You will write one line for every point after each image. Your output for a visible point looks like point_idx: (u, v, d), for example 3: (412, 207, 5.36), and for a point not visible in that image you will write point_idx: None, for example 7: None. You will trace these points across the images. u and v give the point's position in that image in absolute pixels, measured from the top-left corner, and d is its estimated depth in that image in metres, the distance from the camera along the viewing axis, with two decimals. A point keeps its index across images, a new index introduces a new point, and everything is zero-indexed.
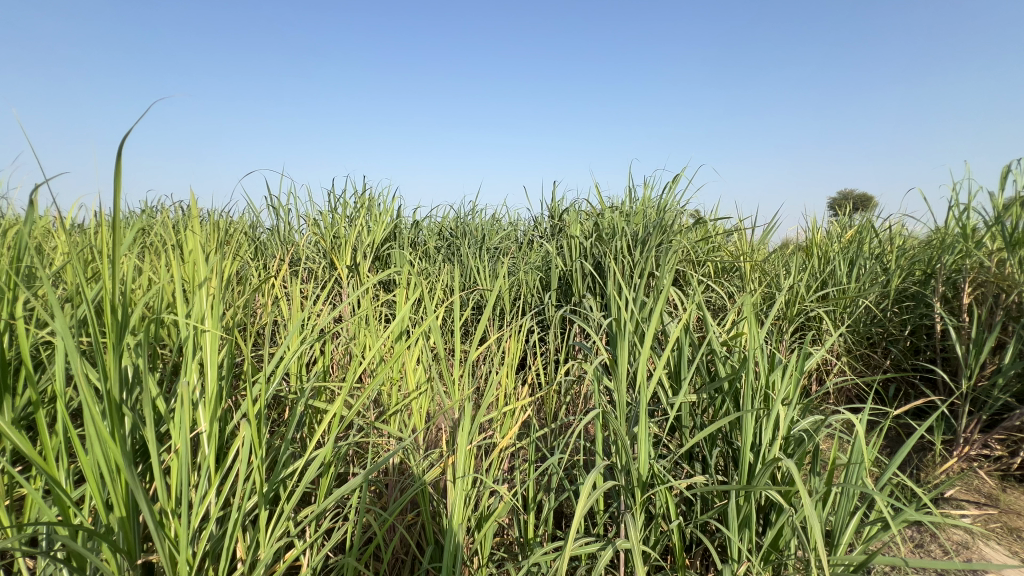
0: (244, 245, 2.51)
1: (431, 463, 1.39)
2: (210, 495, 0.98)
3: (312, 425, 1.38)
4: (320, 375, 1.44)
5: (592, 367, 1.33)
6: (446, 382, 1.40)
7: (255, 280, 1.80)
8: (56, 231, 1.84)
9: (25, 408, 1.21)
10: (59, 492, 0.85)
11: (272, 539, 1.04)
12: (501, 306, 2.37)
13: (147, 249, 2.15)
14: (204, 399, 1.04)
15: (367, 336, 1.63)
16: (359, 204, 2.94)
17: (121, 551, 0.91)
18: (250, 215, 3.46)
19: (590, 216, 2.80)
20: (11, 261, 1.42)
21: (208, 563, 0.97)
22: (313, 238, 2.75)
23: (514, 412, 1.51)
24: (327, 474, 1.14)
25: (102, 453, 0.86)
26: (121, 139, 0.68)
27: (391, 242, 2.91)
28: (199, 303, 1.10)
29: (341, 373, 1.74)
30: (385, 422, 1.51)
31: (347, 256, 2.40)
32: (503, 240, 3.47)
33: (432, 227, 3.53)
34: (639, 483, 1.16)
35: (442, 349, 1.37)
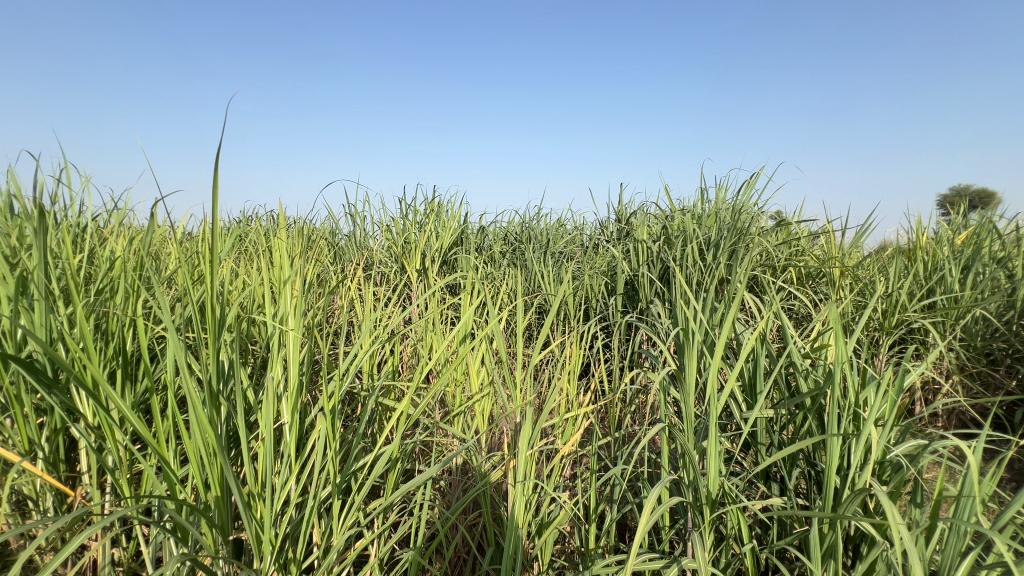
0: (324, 250, 2.70)
1: (493, 466, 1.41)
2: (290, 481, 1.06)
3: (382, 421, 1.45)
4: (390, 374, 1.51)
5: (658, 377, 1.27)
6: (509, 386, 1.41)
7: (333, 282, 1.93)
8: (171, 239, 2.09)
9: (143, 394, 1.39)
10: (167, 470, 0.96)
11: (344, 527, 1.10)
12: (565, 311, 2.35)
13: (243, 254, 2.38)
14: (287, 392, 1.12)
15: (434, 338, 1.69)
16: (429, 210, 3.06)
17: (217, 526, 1.01)
18: (331, 222, 3.73)
19: (658, 219, 2.71)
20: (135, 265, 1.63)
21: (287, 545, 1.05)
22: (386, 244, 2.91)
23: (577, 419, 1.49)
24: (395, 469, 1.19)
25: (202, 437, 0.96)
26: (218, 153, 0.76)
27: (458, 246, 3.00)
28: (285, 303, 1.20)
29: (409, 373, 1.82)
30: (450, 422, 1.55)
31: (417, 260, 2.50)
32: (568, 244, 3.45)
33: (497, 232, 3.59)
34: (707, 501, 1.09)
35: (505, 352, 1.38)
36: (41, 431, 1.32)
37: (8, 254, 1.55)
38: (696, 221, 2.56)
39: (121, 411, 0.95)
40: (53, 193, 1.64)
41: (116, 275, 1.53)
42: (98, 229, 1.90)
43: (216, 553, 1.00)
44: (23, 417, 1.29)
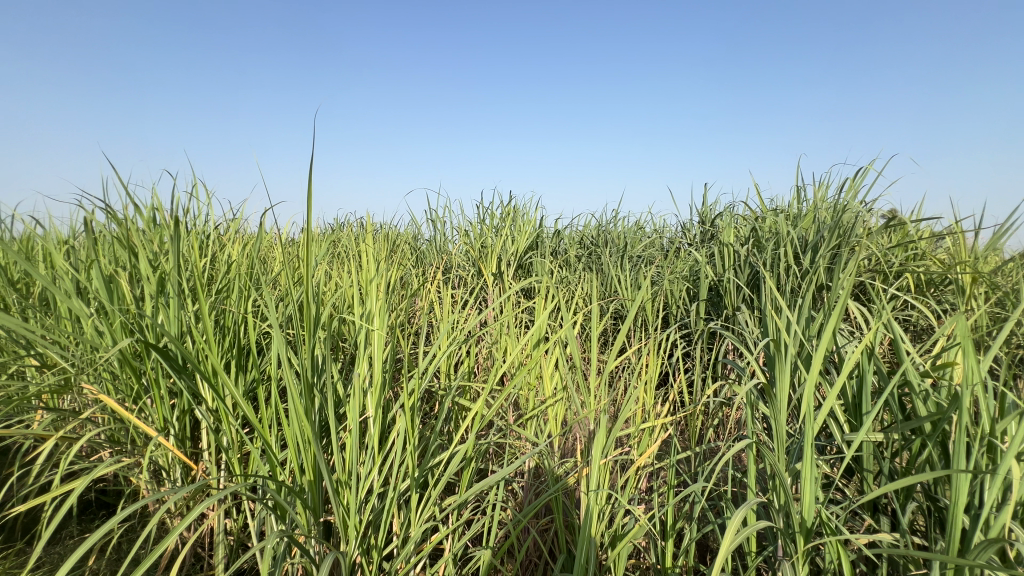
0: (407, 254, 2.85)
1: (566, 472, 1.39)
2: (374, 472, 1.12)
3: (457, 421, 1.50)
4: (466, 374, 1.56)
5: (745, 390, 1.18)
6: (583, 393, 1.38)
7: (415, 284, 2.02)
8: (277, 244, 2.32)
9: (252, 383, 1.55)
10: (270, 453, 1.07)
11: (421, 520, 1.15)
12: (643, 317, 2.27)
13: (336, 258, 2.59)
14: (372, 388, 1.20)
15: (508, 341, 1.71)
16: (505, 215, 3.12)
17: (309, 507, 1.10)
18: (414, 228, 3.93)
19: (747, 220, 2.52)
20: (248, 268, 1.84)
21: (370, 532, 1.11)
22: (464, 248, 3.00)
23: (654, 430, 1.42)
24: (469, 467, 1.22)
25: (299, 426, 1.06)
26: (314, 167, 0.83)
27: (533, 250, 3.02)
28: (371, 304, 1.28)
29: (484, 374, 1.86)
30: (523, 426, 1.56)
31: (493, 264, 2.55)
32: (647, 248, 3.33)
33: (573, 236, 3.56)
34: (801, 530, 1.00)
35: (579, 358, 1.35)
36: (172, 411, 1.53)
37: (151, 259, 1.81)
38: (792, 222, 2.35)
39: (234, 398, 1.08)
40: (185, 205, 1.90)
41: (232, 277, 1.73)
42: (219, 236, 2.16)
43: (309, 532, 1.09)
44: (159, 398, 1.50)
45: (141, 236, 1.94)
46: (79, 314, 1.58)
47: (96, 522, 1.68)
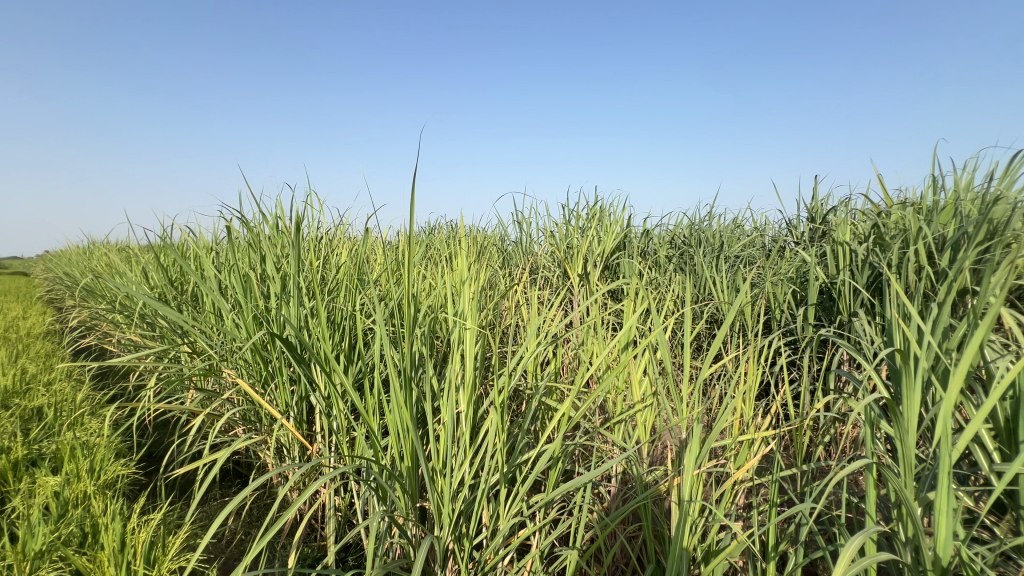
0: (495, 255, 2.93)
1: (655, 480, 1.35)
2: (465, 464, 1.18)
3: (544, 420, 1.51)
4: (553, 375, 1.57)
5: (865, 406, 1.06)
6: (674, 400, 1.32)
7: (503, 285, 2.08)
8: (378, 246, 2.52)
9: (357, 374, 1.70)
10: (374, 438, 1.18)
11: (509, 514, 1.18)
12: (741, 322, 2.12)
13: (429, 259, 2.73)
14: (464, 384, 1.25)
15: (595, 343, 1.69)
16: (591, 215, 3.08)
17: (408, 492, 1.18)
18: (500, 229, 4.03)
19: (868, 215, 2.24)
20: (354, 269, 2.02)
21: (462, 521, 1.17)
22: (550, 249, 3.02)
23: (754, 443, 1.33)
24: (557, 466, 1.22)
25: (399, 415, 1.15)
26: (414, 176, 0.89)
27: (621, 250, 2.95)
28: (463, 304, 1.34)
29: (570, 375, 1.86)
30: (610, 429, 1.53)
31: (579, 265, 2.52)
32: (746, 247, 3.10)
33: (663, 235, 3.41)
34: (934, 568, 0.88)
35: (671, 363, 1.29)
36: (292, 396, 1.73)
37: (275, 261, 2.06)
38: (926, 216, 2.04)
39: (344, 387, 1.20)
40: (302, 214, 2.13)
41: (341, 278, 1.91)
42: (330, 240, 2.39)
43: (407, 515, 1.18)
44: (282, 385, 1.70)
45: (268, 242, 2.21)
46: (221, 309, 1.85)
47: (233, 488, 1.96)
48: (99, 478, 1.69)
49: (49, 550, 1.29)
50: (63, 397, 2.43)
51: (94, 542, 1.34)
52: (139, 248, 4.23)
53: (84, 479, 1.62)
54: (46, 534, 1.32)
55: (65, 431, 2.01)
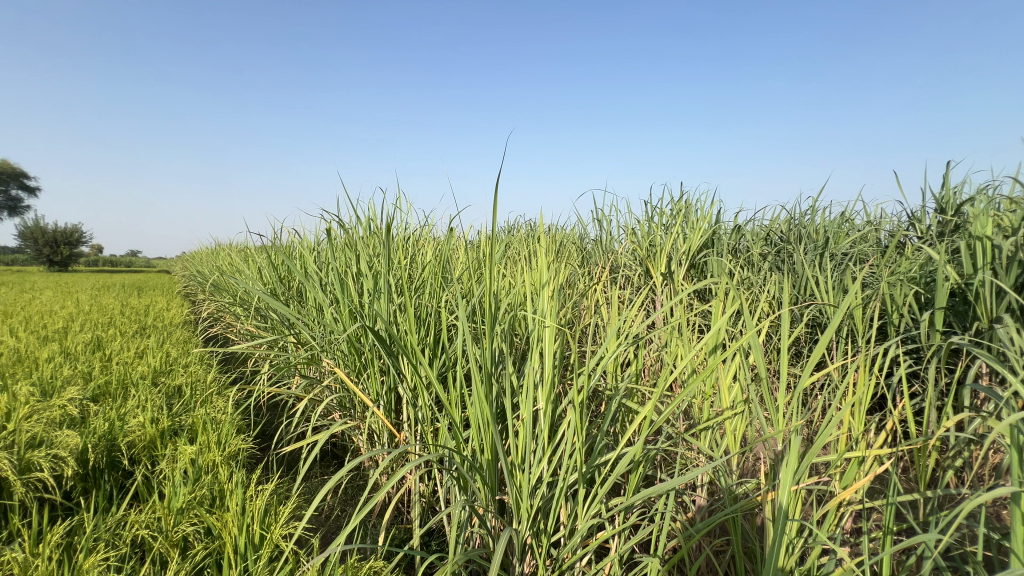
0: (574, 254, 2.91)
1: (746, 493, 1.26)
2: (544, 461, 1.19)
3: (623, 422, 1.48)
4: (634, 377, 1.52)
5: (1012, 426, 0.90)
6: (768, 409, 1.17)
7: (582, 284, 2.06)
8: (460, 246, 2.61)
9: (441, 368, 1.78)
10: (456, 429, 1.23)
11: (587, 515, 1.17)
12: (851, 326, 1.91)
13: (509, 258, 2.78)
14: (543, 382, 1.26)
15: (680, 346, 1.61)
16: (676, 211, 2.94)
17: (487, 484, 1.22)
18: (580, 228, 3.98)
19: (1017, 205, 1.90)
20: (438, 268, 2.11)
21: (540, 517, 1.19)
22: (631, 247, 2.93)
23: (864, 461, 1.19)
24: (637, 469, 1.18)
25: (479, 408, 1.19)
26: (495, 177, 0.91)
27: (708, 248, 2.78)
28: (542, 302, 1.34)
29: (652, 378, 1.80)
30: (696, 436, 1.46)
31: (663, 264, 2.42)
32: (857, 243, 2.78)
33: (757, 231, 3.16)
34: None
35: (764, 368, 1.14)
36: (383, 387, 1.85)
37: (368, 260, 2.21)
38: None
39: (430, 379, 1.26)
40: (391, 216, 2.26)
41: (427, 276, 2.00)
42: (416, 240, 2.52)
43: (486, 506, 1.21)
44: (374, 375, 1.83)
45: (362, 242, 2.37)
46: (322, 305, 2.03)
47: (331, 468, 2.15)
48: (225, 450, 1.93)
49: (187, 508, 1.50)
50: (196, 377, 2.81)
51: (221, 504, 1.54)
52: (255, 249, 4.77)
53: (213, 449, 1.86)
54: (185, 494, 1.54)
55: (199, 408, 2.32)
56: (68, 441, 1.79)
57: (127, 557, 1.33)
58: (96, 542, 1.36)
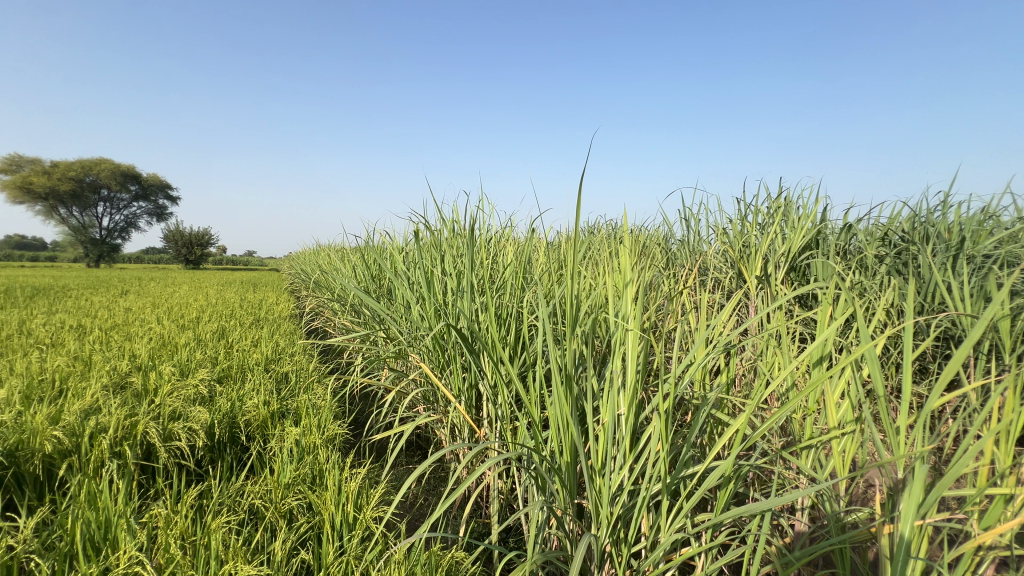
0: (659, 255, 2.79)
1: (856, 523, 1.13)
2: (624, 468, 1.15)
3: (711, 434, 1.39)
4: (725, 387, 1.43)
5: None
6: (887, 430, 1.01)
7: (667, 286, 1.97)
8: (540, 247, 2.61)
9: (521, 368, 1.80)
10: (536, 429, 1.23)
11: (671, 528, 1.12)
12: (996, 341, 1.63)
13: (589, 259, 2.74)
14: (625, 387, 1.22)
15: (779, 355, 1.48)
16: (774, 208, 2.71)
17: (566, 486, 1.21)
18: (665, 228, 3.82)
19: None
20: (519, 268, 2.13)
21: (620, 525, 1.16)
22: (721, 248, 2.75)
23: (1012, 499, 1.01)
24: (727, 485, 1.10)
25: (559, 409, 1.19)
26: (578, 179, 0.92)
27: (812, 249, 2.53)
28: (625, 304, 1.31)
29: (744, 389, 1.68)
30: (796, 456, 1.33)
31: (757, 267, 2.24)
32: (1004, 243, 2.36)
33: (872, 230, 2.81)
34: None
35: (881, 385, 0.99)
36: (465, 383, 1.91)
37: (453, 260, 2.30)
38: None
39: (511, 378, 1.29)
40: (475, 217, 2.33)
41: (509, 276, 2.03)
42: (498, 241, 2.57)
43: (565, 508, 1.21)
44: (457, 371, 1.90)
45: (447, 243, 2.47)
46: (410, 302, 2.14)
47: (415, 458, 2.26)
48: (324, 433, 2.11)
49: (293, 483, 1.67)
50: (301, 366, 3.10)
51: (321, 483, 1.69)
52: (352, 249, 5.16)
53: (315, 432, 2.04)
54: (291, 471, 1.71)
55: (303, 394, 2.56)
56: (199, 416, 2.07)
57: (244, 522, 1.50)
58: (221, 507, 1.55)
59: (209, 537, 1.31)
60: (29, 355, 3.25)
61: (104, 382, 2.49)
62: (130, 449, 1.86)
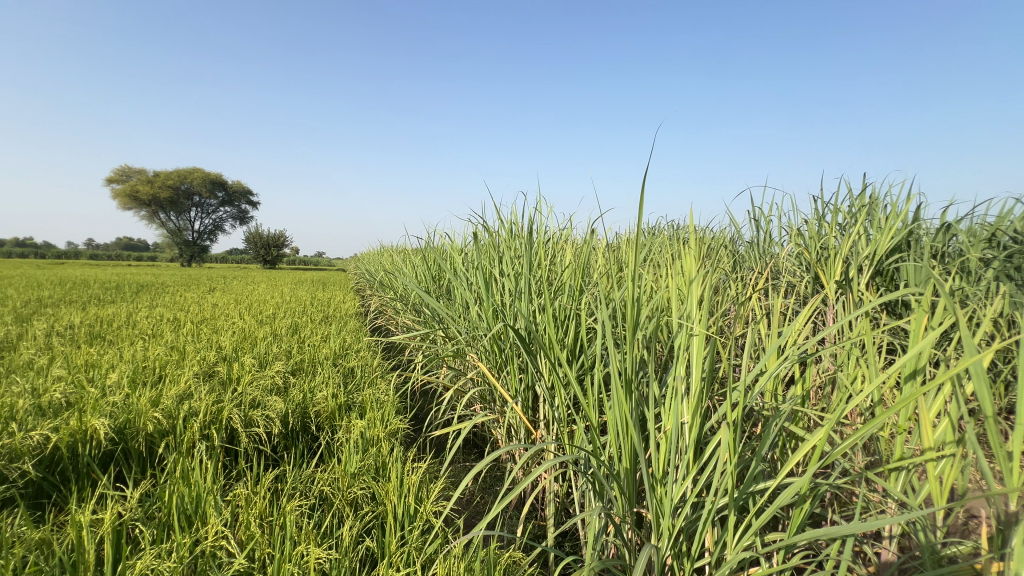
0: (725, 258, 2.66)
1: (956, 557, 1.01)
2: (687, 480, 1.10)
3: (784, 448, 1.30)
4: (800, 399, 1.33)
5: None
6: (999, 458, 0.89)
7: (735, 290, 1.87)
8: (599, 249, 2.58)
9: (579, 371, 1.78)
10: (595, 433, 1.21)
11: (738, 546, 1.05)
12: None
13: (649, 262, 2.66)
14: (689, 394, 1.16)
15: (864, 367, 1.36)
16: (858, 207, 2.49)
17: (625, 494, 1.18)
18: (731, 229, 3.63)
19: None
20: (577, 270, 2.11)
21: (682, 539, 1.11)
22: (795, 250, 2.57)
23: None
24: (803, 504, 1.02)
25: (619, 413, 1.16)
26: (644, 178, 0.90)
27: (902, 251, 2.31)
28: (690, 310, 1.26)
29: (822, 402, 1.56)
30: (884, 477, 1.21)
31: (837, 271, 2.07)
32: None
33: (977, 231, 2.51)
34: None
35: (992, 406, 0.87)
36: (522, 385, 1.92)
37: (511, 262, 2.32)
38: None
39: (569, 380, 1.28)
40: (533, 219, 2.34)
41: (567, 278, 2.02)
42: (556, 242, 2.56)
43: (623, 516, 1.18)
44: (514, 372, 1.91)
45: (505, 245, 2.50)
46: (469, 302, 2.18)
47: (472, 456, 2.31)
48: (387, 427, 2.20)
49: (358, 473, 1.75)
50: (365, 362, 3.25)
51: (384, 474, 1.76)
52: (413, 250, 5.35)
53: (378, 426, 2.14)
54: (357, 461, 1.80)
55: (367, 389, 2.68)
56: (275, 406, 2.23)
57: (315, 507, 1.59)
58: (294, 490, 1.66)
59: (283, 518, 1.41)
60: (135, 344, 3.66)
61: (196, 370, 2.74)
62: (217, 432, 2.03)
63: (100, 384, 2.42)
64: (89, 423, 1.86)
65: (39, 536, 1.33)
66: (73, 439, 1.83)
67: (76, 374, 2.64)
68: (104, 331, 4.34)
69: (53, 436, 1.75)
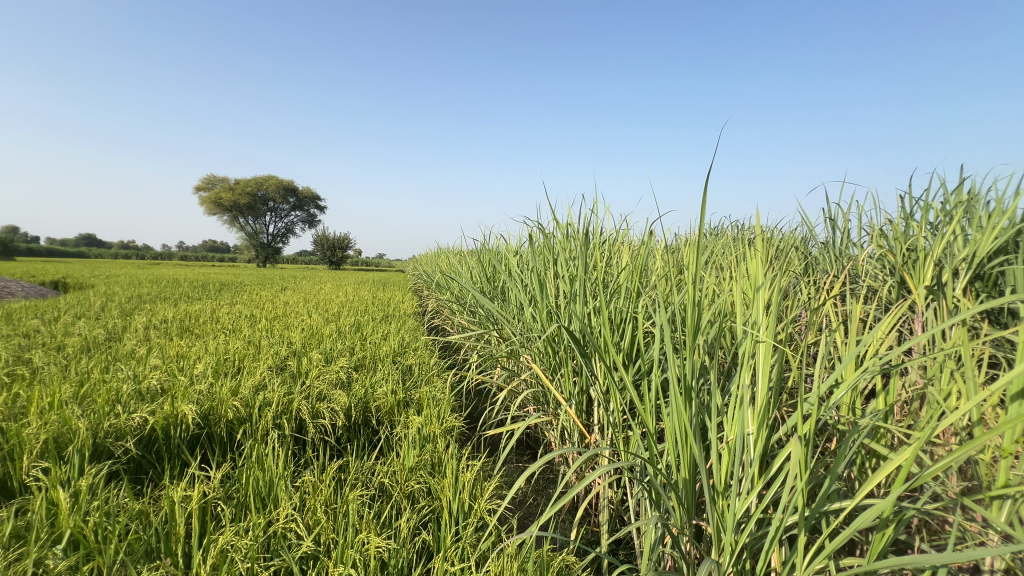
0: (797, 260, 2.49)
1: None
2: (752, 494, 1.03)
3: (864, 467, 1.20)
4: (883, 414, 1.21)
5: None
6: None
7: (808, 295, 1.74)
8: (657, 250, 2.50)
9: (636, 376, 1.73)
10: (651, 440, 1.17)
11: (809, 570, 0.98)
12: None
13: (711, 264, 2.54)
14: (754, 404, 1.09)
15: (960, 381, 1.22)
16: (953, 204, 2.25)
17: (683, 505, 1.13)
18: (804, 229, 3.40)
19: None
20: (634, 272, 2.06)
21: (745, 556, 1.05)
22: (878, 252, 2.36)
23: None
24: (886, 529, 0.93)
25: (678, 421, 1.11)
26: (707, 177, 0.86)
27: (1007, 252, 2.05)
28: (756, 314, 1.18)
29: (908, 418, 1.41)
30: (983, 506, 1.08)
31: (929, 274, 1.88)
32: None
33: None
34: None
35: None
36: (576, 388, 1.90)
37: (566, 264, 2.30)
38: None
39: (625, 384, 1.24)
40: (589, 220, 2.31)
41: (623, 280, 1.98)
42: (612, 243, 2.51)
43: (681, 527, 1.13)
44: (568, 375, 1.90)
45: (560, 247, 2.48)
46: (524, 304, 2.19)
47: (525, 457, 2.31)
48: (442, 424, 2.26)
49: (415, 468, 1.81)
50: (423, 360, 3.36)
51: (439, 470, 1.81)
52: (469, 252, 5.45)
53: (434, 423, 2.20)
54: (414, 457, 1.86)
55: (424, 386, 2.77)
56: (340, 399, 2.35)
57: (375, 497, 1.67)
58: (356, 480, 1.74)
59: (346, 506, 1.49)
60: (219, 337, 3.99)
61: (270, 363, 2.95)
62: (288, 422, 2.18)
63: (189, 374, 2.67)
64: (180, 408, 2.05)
65: (140, 507, 1.48)
66: (167, 422, 2.03)
67: (169, 364, 2.92)
68: (193, 325, 4.77)
69: (151, 419, 1.95)
